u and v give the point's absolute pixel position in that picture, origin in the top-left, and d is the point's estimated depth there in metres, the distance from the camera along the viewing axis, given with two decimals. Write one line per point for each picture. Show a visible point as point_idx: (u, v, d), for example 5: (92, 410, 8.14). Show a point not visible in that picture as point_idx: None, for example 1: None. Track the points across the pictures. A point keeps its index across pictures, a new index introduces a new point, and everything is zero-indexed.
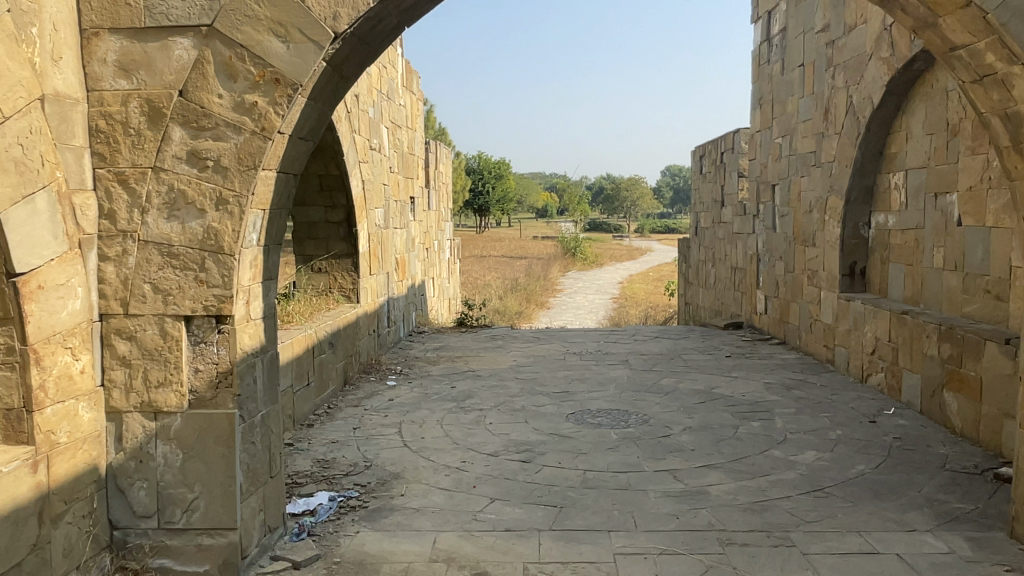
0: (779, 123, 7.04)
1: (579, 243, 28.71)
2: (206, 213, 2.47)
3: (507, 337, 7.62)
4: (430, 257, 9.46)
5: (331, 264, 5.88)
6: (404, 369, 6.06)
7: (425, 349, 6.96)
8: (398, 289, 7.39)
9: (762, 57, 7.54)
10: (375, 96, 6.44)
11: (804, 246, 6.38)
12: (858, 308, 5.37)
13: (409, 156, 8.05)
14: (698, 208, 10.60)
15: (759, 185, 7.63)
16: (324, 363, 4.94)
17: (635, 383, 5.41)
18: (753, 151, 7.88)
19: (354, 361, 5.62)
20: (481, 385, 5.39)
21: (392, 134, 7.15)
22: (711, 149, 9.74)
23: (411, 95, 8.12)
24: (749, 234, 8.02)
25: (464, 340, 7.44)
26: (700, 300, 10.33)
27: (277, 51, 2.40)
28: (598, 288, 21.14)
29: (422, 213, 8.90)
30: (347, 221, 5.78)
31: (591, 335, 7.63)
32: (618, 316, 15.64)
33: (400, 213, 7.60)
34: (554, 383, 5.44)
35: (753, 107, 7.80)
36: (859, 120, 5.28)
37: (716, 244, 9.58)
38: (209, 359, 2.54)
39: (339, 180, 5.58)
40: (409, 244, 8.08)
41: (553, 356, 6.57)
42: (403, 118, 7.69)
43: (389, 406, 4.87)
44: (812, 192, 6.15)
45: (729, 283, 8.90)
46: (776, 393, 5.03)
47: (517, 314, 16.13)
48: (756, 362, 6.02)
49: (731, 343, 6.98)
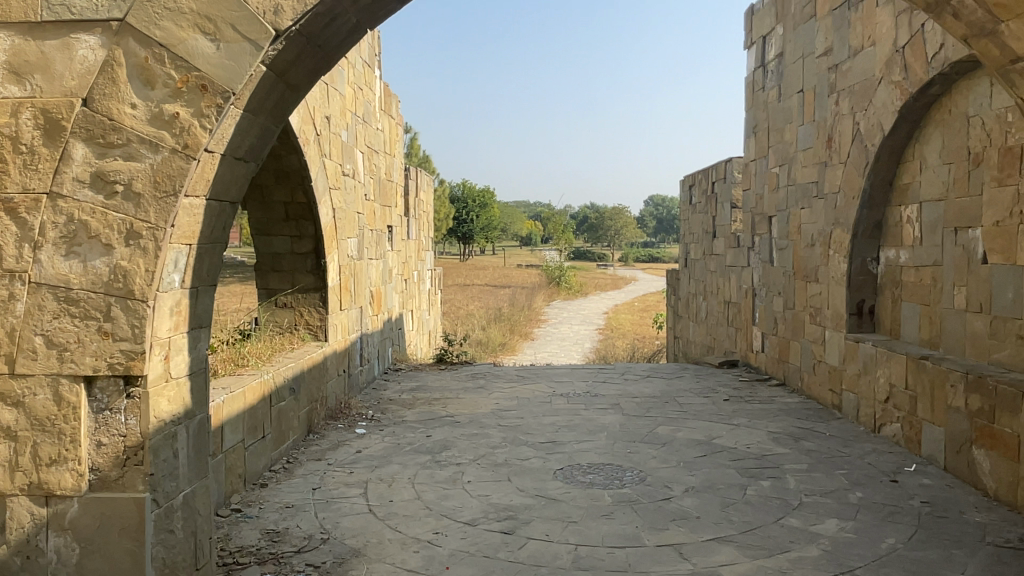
0: (776, 152, 6.69)
1: (563, 272, 28.34)
2: (114, 249, 2.00)
3: (489, 375, 7.12)
4: (409, 289, 8.98)
5: (298, 299, 5.36)
6: (377, 414, 5.55)
7: (400, 390, 6.45)
8: (372, 325, 6.90)
9: (756, 83, 7.22)
10: (349, 119, 6.01)
11: (806, 282, 5.99)
12: (868, 350, 4.96)
13: (387, 183, 7.61)
14: (688, 239, 10.23)
15: (755, 216, 7.26)
16: (283, 411, 4.41)
17: (629, 432, 4.93)
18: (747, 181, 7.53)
19: (320, 407, 5.09)
20: (460, 434, 4.89)
21: (368, 160, 6.72)
22: (701, 178, 9.40)
23: (390, 120, 7.71)
24: (744, 268, 7.63)
25: (442, 379, 6.94)
26: (691, 334, 9.91)
27: (205, 51, 1.96)
28: (583, 319, 20.68)
29: (401, 243, 8.45)
30: (315, 251, 5.29)
31: (578, 374, 7.16)
32: (604, 348, 15.18)
33: (376, 243, 7.14)
34: (540, 432, 4.95)
35: (747, 136, 7.47)
36: (867, 149, 4.92)
37: (708, 276, 9.20)
38: (115, 431, 2.06)
39: (306, 208, 5.12)
40: (386, 276, 7.61)
41: (539, 398, 6.09)
42: (380, 143, 7.26)
43: (356, 460, 4.36)
44: (815, 225, 5.77)
45: (722, 318, 8.50)
46: (783, 445, 4.58)
47: (500, 346, 15.61)
48: (757, 408, 5.57)
49: (728, 385, 6.53)
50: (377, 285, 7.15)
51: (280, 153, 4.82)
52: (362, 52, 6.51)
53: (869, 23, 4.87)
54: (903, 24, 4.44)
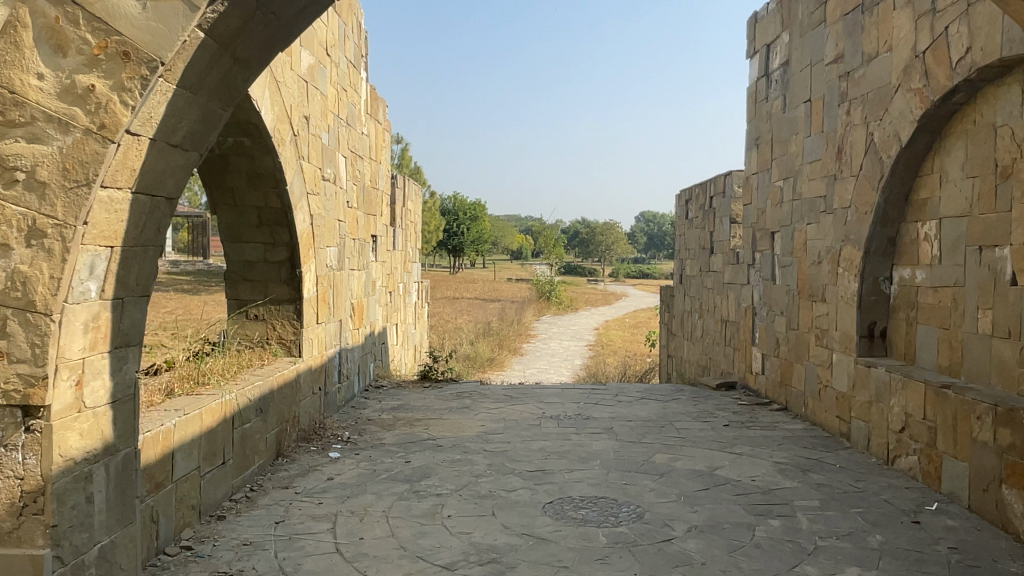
0: (780, 165, 6.40)
1: (554, 286, 27.97)
2: (13, 249, 1.83)
3: (475, 394, 6.75)
4: (393, 301, 8.59)
5: (271, 311, 4.98)
6: (353, 436, 5.16)
7: (380, 409, 6.05)
8: (353, 339, 6.51)
9: (759, 93, 6.94)
10: (331, 121, 5.66)
11: (812, 301, 5.66)
12: (880, 376, 4.64)
13: (372, 191, 7.26)
14: (683, 255, 9.91)
15: (756, 232, 6.96)
16: (248, 434, 4.02)
17: (624, 460, 4.57)
18: (748, 195, 7.23)
19: (291, 428, 4.70)
20: (441, 460, 4.52)
21: (351, 165, 6.37)
22: (698, 192, 9.10)
23: (376, 125, 7.37)
24: (744, 286, 7.31)
25: (425, 397, 6.55)
26: (686, 353, 9.56)
27: (129, 13, 1.82)
28: (573, 335, 20.30)
29: (386, 253, 8.08)
30: (290, 260, 4.92)
31: (569, 394, 6.79)
32: (595, 366, 14.79)
33: (359, 253, 6.78)
34: (528, 458, 4.58)
35: (749, 148, 7.18)
36: (882, 161, 4.62)
37: (704, 294, 8.87)
38: (10, 472, 1.87)
39: (281, 214, 4.76)
40: (369, 288, 7.22)
41: (527, 420, 5.72)
42: (364, 148, 6.91)
43: (326, 489, 3.97)
44: (823, 242, 5.45)
45: (719, 337, 8.16)
46: (791, 477, 4.24)
47: (488, 361, 15.18)
48: (760, 435, 5.23)
49: (728, 409, 6.19)
50: (359, 298, 6.76)
51: (253, 153, 4.47)
52: (348, 51, 6.18)
53: (885, 28, 4.59)
54: (924, 27, 4.16)
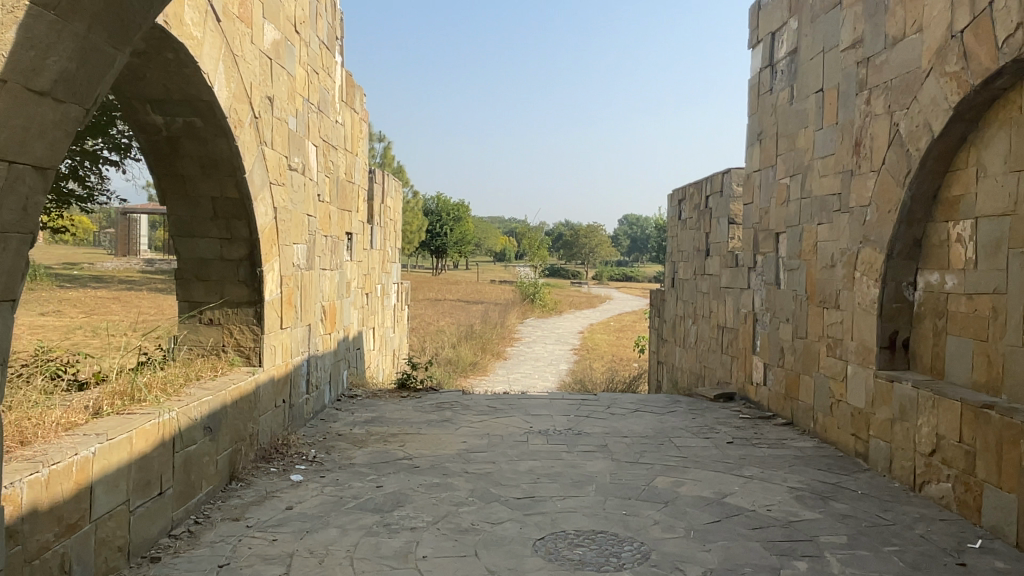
0: (786, 160, 5.96)
1: (538, 289, 27.50)
2: None
3: (456, 405, 6.24)
4: (370, 304, 8.05)
5: (228, 315, 4.43)
6: (320, 455, 4.63)
7: (352, 423, 5.52)
8: (323, 345, 5.96)
9: (762, 85, 6.51)
10: (300, 105, 5.14)
11: (823, 308, 5.22)
12: (905, 392, 4.19)
13: (347, 184, 6.73)
14: (676, 257, 9.47)
15: (758, 233, 6.52)
16: (193, 457, 3.48)
17: (622, 484, 4.08)
18: (749, 193, 6.79)
19: (247, 448, 4.16)
20: (417, 485, 4.01)
21: (324, 156, 5.85)
22: (693, 191, 8.66)
23: (352, 114, 6.85)
24: (744, 290, 6.87)
25: (402, 409, 6.03)
26: (678, 360, 9.10)
27: None
28: (558, 339, 19.83)
29: (362, 252, 7.54)
30: (249, 257, 4.39)
31: (557, 406, 6.30)
32: (581, 371, 14.33)
33: (332, 252, 6.25)
34: (515, 482, 4.08)
35: (751, 144, 6.75)
36: (909, 154, 4.18)
37: (698, 298, 8.43)
38: None
39: (239, 205, 4.23)
40: (343, 290, 6.68)
41: (513, 435, 5.22)
42: (339, 138, 6.39)
43: (283, 522, 3.43)
44: (838, 244, 5.01)
45: (715, 344, 7.71)
46: (811, 507, 3.77)
47: (470, 366, 14.66)
48: (769, 455, 4.76)
49: (729, 423, 5.72)
50: (331, 300, 6.22)
51: (205, 136, 3.95)
52: (320, 31, 5.66)
53: (914, 7, 4.17)
54: (962, 3, 3.72)
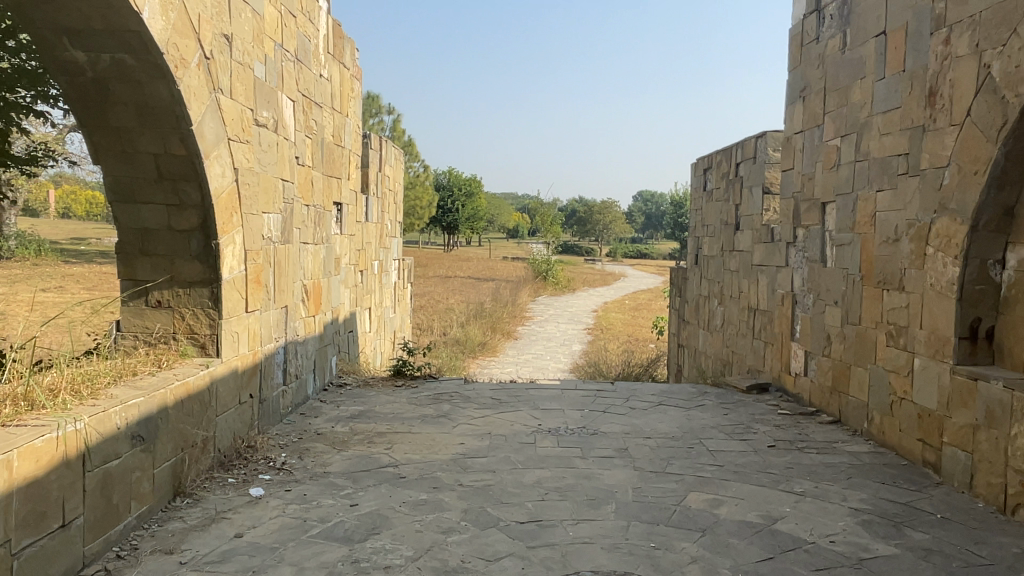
0: (836, 118, 5.16)
1: (550, 266, 26.76)
2: None
3: (456, 396, 5.56)
4: (365, 282, 7.33)
5: (178, 296, 3.75)
6: (290, 460, 3.94)
7: (335, 419, 4.83)
8: (306, 330, 5.28)
9: (807, 33, 5.68)
10: (270, 51, 4.40)
11: (883, 289, 4.45)
12: (994, 393, 3.43)
13: (335, 148, 6.00)
14: (700, 232, 8.69)
15: (799, 203, 5.73)
16: (115, 475, 2.78)
17: (646, 503, 3.36)
18: (788, 158, 5.99)
19: (198, 455, 3.48)
20: (399, 504, 3.30)
21: (304, 113, 5.11)
22: (720, 159, 7.86)
23: (340, 69, 6.10)
24: (781, 268, 6.10)
25: (395, 402, 5.33)
26: (702, 345, 8.35)
27: None
28: (571, 318, 19.10)
29: (355, 225, 6.82)
30: (203, 228, 3.67)
31: (570, 398, 5.59)
32: (595, 352, 13.66)
33: (317, 224, 5.53)
34: (518, 501, 3.37)
35: (792, 103, 5.94)
36: (1007, 101, 3.38)
37: (726, 277, 7.66)
38: None
39: (186, 163, 3.51)
40: (331, 266, 5.97)
41: (518, 435, 4.52)
42: (324, 95, 5.64)
43: (225, 558, 2.73)
44: (906, 214, 4.22)
45: (745, 328, 6.96)
46: (883, 539, 3.04)
47: (479, 347, 13.96)
48: (820, 464, 4.03)
49: (767, 421, 4.98)
50: (316, 278, 5.52)
51: (140, 78, 3.22)
52: None
53: None
54: None
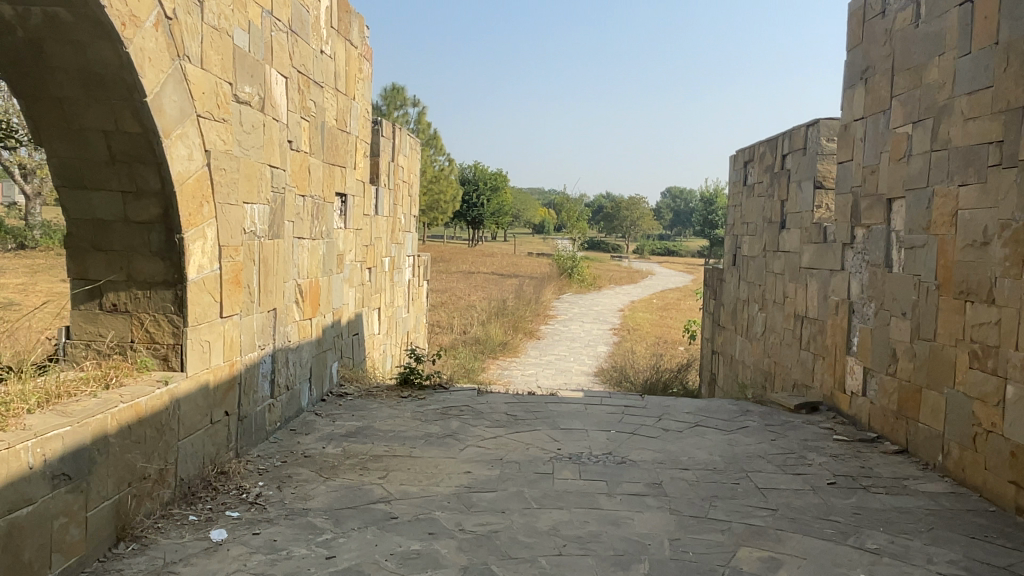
0: (907, 102, 4.47)
1: (576, 263, 26.11)
2: None
3: (468, 411, 4.98)
4: (374, 280, 6.78)
5: (137, 299, 3.23)
6: (267, 491, 3.39)
7: (328, 437, 4.27)
8: (301, 335, 4.73)
9: (870, 6, 4.99)
10: (256, 18, 3.84)
11: (967, 301, 3.77)
12: None
13: (339, 133, 5.45)
14: (739, 230, 8.01)
15: (860, 199, 5.05)
16: (26, 527, 2.23)
17: (687, 563, 2.74)
18: (846, 148, 5.31)
19: (150, 489, 2.94)
20: (385, 558, 2.72)
21: (300, 92, 4.55)
22: (764, 151, 7.18)
23: (347, 47, 5.54)
24: (836, 273, 5.43)
25: (398, 417, 4.76)
26: (740, 353, 7.67)
27: None
28: (596, 317, 18.44)
29: (363, 218, 6.27)
30: (164, 219, 3.14)
31: (596, 415, 4.98)
32: (622, 354, 13.02)
33: (316, 217, 4.99)
34: (530, 555, 2.77)
35: (852, 86, 5.26)
36: None
37: (768, 280, 6.99)
38: None
39: (142, 143, 2.97)
40: (332, 264, 5.41)
41: (534, 462, 3.92)
42: (325, 73, 5.08)
43: None
44: (998, 212, 3.54)
45: (790, 337, 6.28)
46: None
47: (500, 347, 13.36)
48: (893, 510, 3.38)
49: (822, 449, 4.32)
50: (313, 276, 4.96)
51: (80, 38, 2.66)
52: None
53: None
54: None
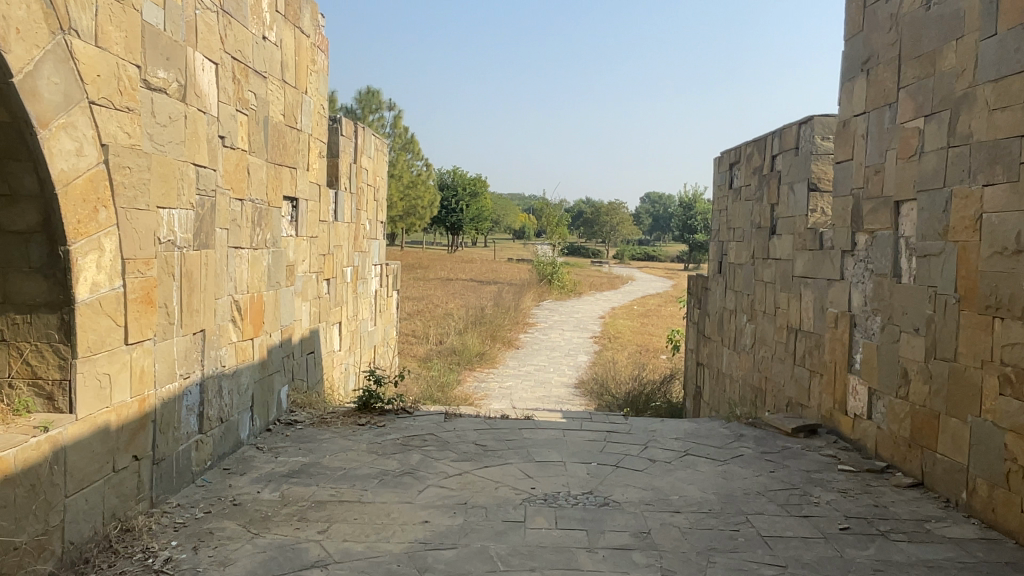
0: (917, 93, 4.01)
1: (556, 269, 25.61)
2: None
3: (431, 441, 4.44)
4: (333, 293, 6.22)
5: (16, 326, 2.69)
6: (179, 554, 2.82)
7: (266, 478, 3.71)
8: (239, 358, 4.17)
9: None
10: None
11: (995, 317, 3.30)
12: None
13: (287, 131, 4.89)
14: (725, 236, 7.54)
15: (862, 202, 4.59)
16: None
17: None
18: (845, 146, 4.85)
19: (21, 563, 2.37)
20: None
21: (235, 81, 3.99)
22: (752, 151, 6.73)
23: (296, 35, 4.99)
24: (836, 283, 4.95)
25: (351, 450, 4.20)
26: (728, 367, 7.20)
27: None
28: (576, 325, 17.92)
29: (319, 225, 5.72)
30: (45, 227, 2.59)
31: (574, 444, 4.46)
32: (603, 364, 12.53)
33: (259, 223, 4.42)
34: None
35: (851, 78, 4.80)
36: None
37: (758, 289, 6.52)
38: None
39: (12, 135, 2.41)
40: (280, 276, 4.85)
41: (503, 506, 3.39)
42: (269, 63, 4.53)
43: None
44: None
45: (784, 352, 5.80)
46: None
47: (477, 357, 12.78)
48: (921, 564, 2.88)
49: (829, 484, 3.83)
50: (255, 292, 4.39)
51: None
52: None
53: None
54: None
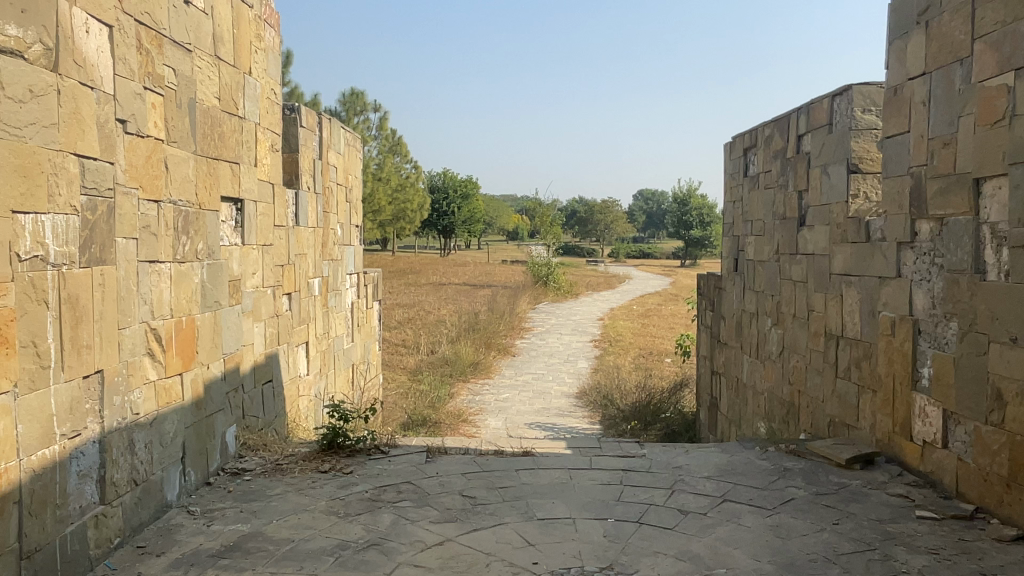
0: (1002, 42, 3.19)
1: (552, 270, 24.77)
2: None
3: (407, 493, 3.59)
4: (297, 309, 5.38)
5: None
6: None
7: (190, 558, 2.86)
8: (162, 400, 3.33)
9: None
10: None
11: None
12: None
13: (225, 118, 4.05)
14: (742, 229, 6.71)
15: (925, 182, 3.77)
16: None
17: None
18: (898, 115, 4.03)
19: None
20: None
21: (142, 51, 3.15)
22: (772, 132, 5.91)
23: (234, 3, 4.16)
24: (891, 280, 4.13)
25: (307, 511, 3.36)
26: (750, 378, 6.38)
27: None
28: (576, 328, 17.09)
29: (275, 231, 4.88)
30: None
31: (584, 491, 3.62)
32: (606, 372, 11.69)
33: (187, 231, 3.58)
34: None
35: (904, 33, 3.98)
36: None
37: (784, 288, 5.69)
38: None
39: None
40: (222, 295, 4.00)
41: None
42: (195, 34, 3.69)
43: None
44: None
45: (822, 361, 4.98)
46: None
47: (471, 368, 11.91)
48: None
49: (912, 541, 3.00)
50: (185, 316, 3.55)
51: None
52: None
53: None
54: None
